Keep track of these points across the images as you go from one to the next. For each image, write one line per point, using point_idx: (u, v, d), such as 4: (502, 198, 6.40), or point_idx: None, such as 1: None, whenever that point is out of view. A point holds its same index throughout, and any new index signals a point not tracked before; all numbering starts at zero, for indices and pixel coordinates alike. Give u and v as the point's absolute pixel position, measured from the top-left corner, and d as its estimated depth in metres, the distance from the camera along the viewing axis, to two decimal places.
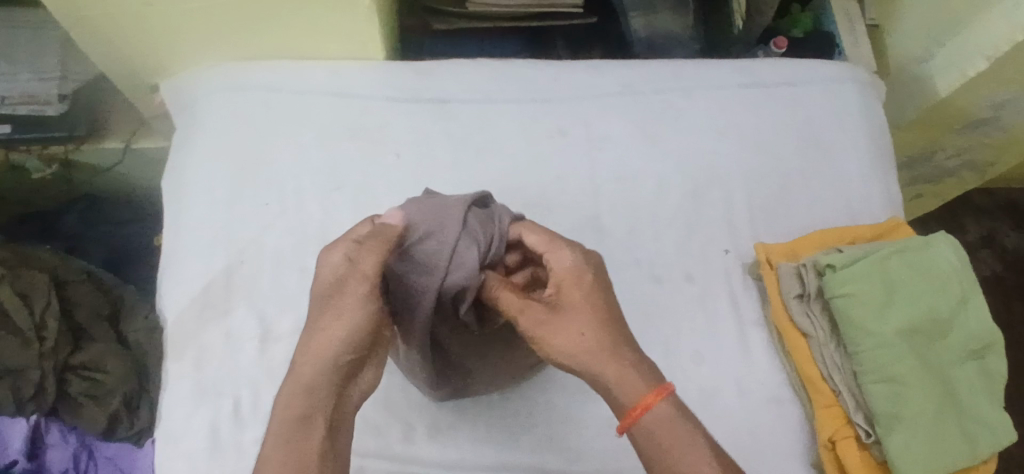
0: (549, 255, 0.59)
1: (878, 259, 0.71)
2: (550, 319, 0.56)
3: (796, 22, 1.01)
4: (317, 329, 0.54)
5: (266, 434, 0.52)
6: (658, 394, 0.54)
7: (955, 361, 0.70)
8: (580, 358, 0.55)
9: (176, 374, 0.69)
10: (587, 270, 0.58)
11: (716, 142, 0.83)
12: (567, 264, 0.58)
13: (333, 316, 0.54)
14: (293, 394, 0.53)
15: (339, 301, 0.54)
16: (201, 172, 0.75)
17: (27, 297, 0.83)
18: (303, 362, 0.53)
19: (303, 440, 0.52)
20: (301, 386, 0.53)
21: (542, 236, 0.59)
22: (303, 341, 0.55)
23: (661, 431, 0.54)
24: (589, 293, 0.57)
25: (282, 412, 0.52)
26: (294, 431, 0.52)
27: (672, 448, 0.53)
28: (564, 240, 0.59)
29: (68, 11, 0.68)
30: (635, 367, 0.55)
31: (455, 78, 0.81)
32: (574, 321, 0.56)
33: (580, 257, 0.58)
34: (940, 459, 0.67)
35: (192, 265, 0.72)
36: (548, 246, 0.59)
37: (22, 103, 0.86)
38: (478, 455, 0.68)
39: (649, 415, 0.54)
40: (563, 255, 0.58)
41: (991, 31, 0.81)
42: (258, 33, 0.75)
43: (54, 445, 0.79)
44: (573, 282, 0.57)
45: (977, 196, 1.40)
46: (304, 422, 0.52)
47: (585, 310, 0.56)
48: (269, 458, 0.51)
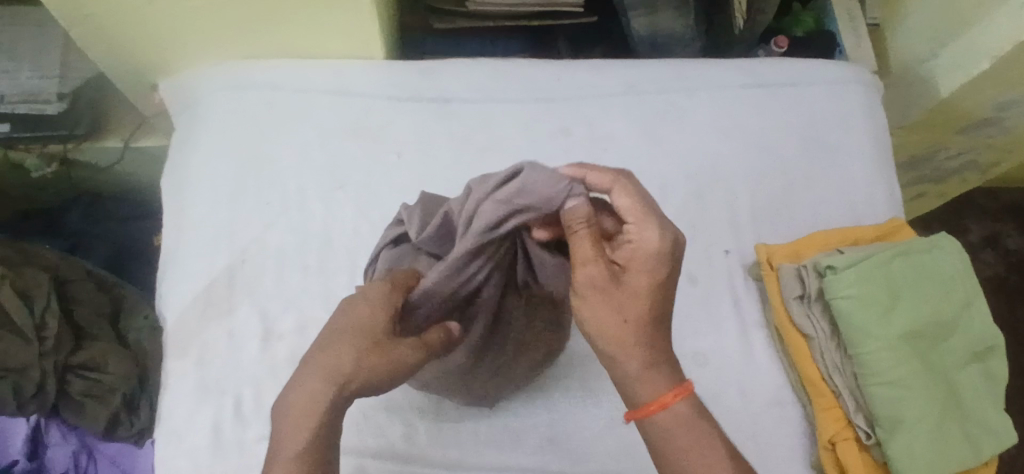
0: (636, 227, 0.53)
1: (879, 262, 0.70)
2: (610, 293, 0.52)
3: (799, 21, 1.01)
4: (362, 357, 0.53)
5: (284, 434, 0.52)
6: (676, 394, 0.53)
7: (957, 364, 0.70)
8: (616, 342, 0.53)
9: (178, 373, 0.68)
10: (667, 259, 0.53)
11: (719, 142, 0.82)
12: (652, 243, 0.52)
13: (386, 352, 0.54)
14: (322, 409, 0.52)
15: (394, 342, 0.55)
16: (202, 171, 0.75)
17: (26, 296, 0.82)
18: (341, 383, 0.53)
19: (325, 455, 0.52)
20: (339, 404, 0.53)
21: (637, 202, 0.53)
22: (344, 362, 0.53)
23: (672, 429, 0.54)
24: (654, 282, 0.53)
25: (309, 421, 0.52)
26: (316, 449, 0.52)
27: (687, 449, 0.53)
28: (658, 216, 0.53)
29: (69, 10, 0.68)
30: (659, 366, 0.54)
31: (456, 77, 0.81)
32: (625, 304, 0.53)
33: (666, 245, 0.52)
34: (942, 462, 0.67)
35: (194, 265, 0.71)
36: (640, 217, 0.53)
37: (22, 102, 0.86)
38: (479, 456, 0.68)
39: (665, 413, 0.53)
40: (649, 234, 0.52)
41: (994, 33, 0.81)
42: (259, 32, 0.74)
43: (55, 444, 0.81)
44: (646, 268, 0.53)
45: (979, 196, 1.39)
46: (328, 438, 0.53)
47: (640, 299, 0.53)
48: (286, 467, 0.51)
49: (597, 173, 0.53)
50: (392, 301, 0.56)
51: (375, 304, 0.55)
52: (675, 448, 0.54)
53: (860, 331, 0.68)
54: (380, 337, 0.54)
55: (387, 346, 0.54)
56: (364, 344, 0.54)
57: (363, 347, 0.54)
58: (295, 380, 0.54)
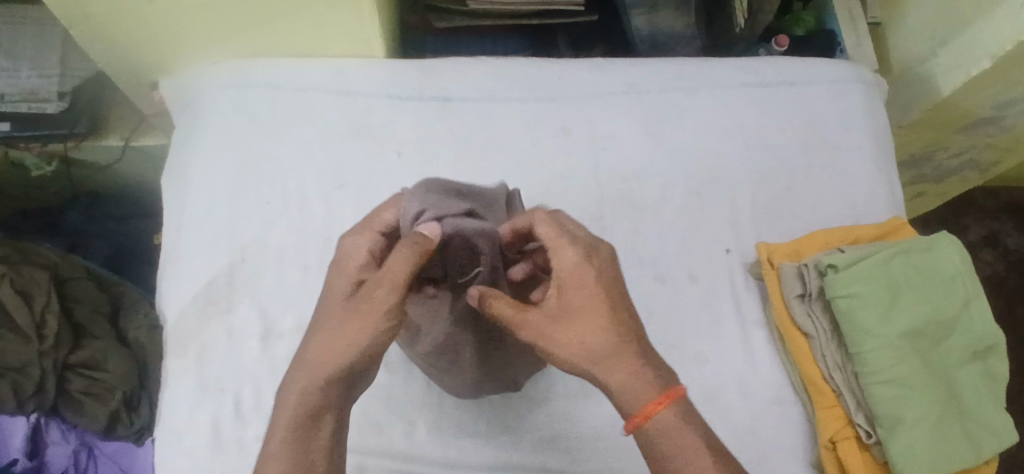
0: (552, 250, 0.57)
1: (880, 260, 0.70)
2: (552, 326, 0.56)
3: (799, 20, 1.01)
4: (332, 332, 0.54)
5: (274, 418, 0.53)
6: (659, 403, 0.54)
7: (958, 364, 0.70)
8: (575, 362, 0.55)
9: (177, 372, 0.68)
10: (589, 269, 0.56)
11: (720, 141, 0.82)
12: (570, 263, 0.56)
13: (353, 318, 0.54)
14: (306, 390, 0.53)
15: (361, 306, 0.54)
16: (203, 170, 0.75)
17: (26, 294, 0.82)
18: (315, 361, 0.54)
19: (312, 440, 0.53)
20: (316, 382, 0.53)
21: (554, 227, 0.57)
22: (322, 331, 0.54)
23: (664, 438, 0.54)
24: (591, 296, 0.56)
25: (292, 410, 0.53)
26: (302, 430, 0.53)
27: (679, 455, 0.54)
28: (570, 235, 0.57)
29: (70, 8, 0.67)
30: (637, 374, 0.55)
31: (457, 76, 0.80)
32: (574, 330, 0.55)
33: (583, 258, 0.56)
34: (942, 460, 0.67)
35: (195, 263, 0.71)
36: (555, 242, 0.57)
37: (23, 100, 0.86)
38: (479, 455, 0.68)
39: (653, 422, 0.54)
40: (565, 255, 0.56)
41: (995, 32, 0.81)
42: (260, 30, 0.74)
43: (54, 443, 0.81)
44: (576, 283, 0.56)
45: (980, 196, 1.39)
46: (314, 420, 0.53)
47: (586, 316, 0.55)
48: (276, 457, 0.52)
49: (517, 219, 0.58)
50: (358, 267, 0.56)
51: (343, 275, 0.56)
52: (667, 459, 0.54)
53: (861, 330, 0.68)
54: (343, 308, 0.54)
55: (354, 313, 0.54)
56: (334, 317, 0.54)
57: (333, 322, 0.54)
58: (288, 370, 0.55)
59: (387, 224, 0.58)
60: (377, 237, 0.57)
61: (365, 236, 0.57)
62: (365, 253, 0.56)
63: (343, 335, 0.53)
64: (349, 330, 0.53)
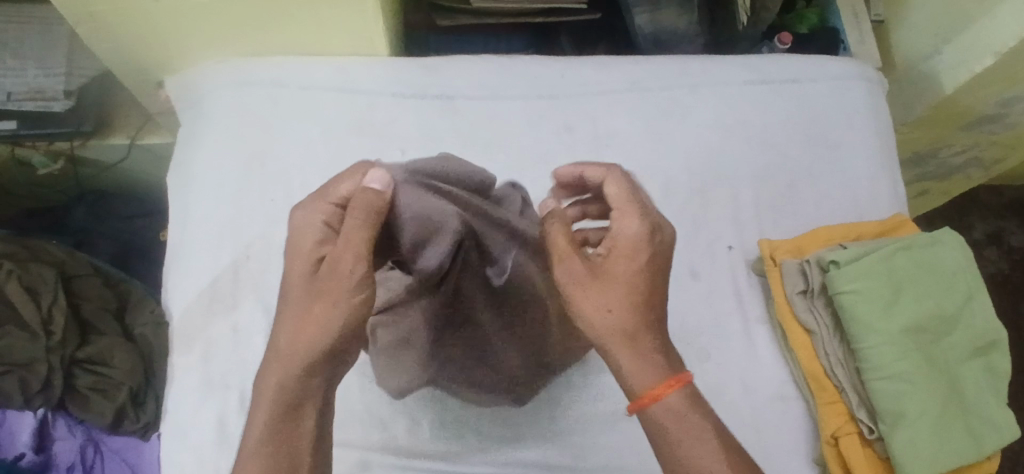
0: (620, 213, 0.58)
1: (881, 256, 0.70)
2: (590, 283, 0.57)
3: (802, 18, 1.01)
4: (297, 319, 0.56)
5: (253, 412, 0.56)
6: (669, 385, 0.55)
7: (960, 359, 0.70)
8: (600, 329, 0.56)
9: (183, 367, 0.69)
10: (646, 246, 0.57)
11: (723, 138, 0.82)
12: (630, 233, 0.57)
13: (314, 301, 0.55)
14: (280, 379, 0.55)
15: (320, 290, 0.55)
16: (207, 167, 0.75)
17: (33, 290, 0.83)
18: (286, 350, 0.56)
19: (296, 427, 0.55)
20: (292, 370, 0.55)
21: (625, 191, 0.58)
22: (291, 315, 0.56)
23: (667, 423, 0.56)
24: (635, 270, 0.57)
25: (270, 401, 0.55)
26: (282, 418, 0.55)
27: (682, 442, 0.55)
28: (641, 206, 0.58)
29: (77, 7, 0.68)
30: (651, 357, 0.56)
31: (461, 74, 0.81)
32: (608, 295, 0.56)
33: (647, 232, 0.57)
34: (945, 456, 0.67)
35: (200, 259, 0.72)
36: (622, 207, 0.58)
37: (29, 99, 0.86)
38: (482, 450, 0.68)
39: (657, 404, 0.55)
40: (630, 223, 0.57)
41: (999, 30, 0.81)
42: (264, 28, 0.75)
43: (61, 438, 0.83)
44: (628, 254, 0.57)
45: (984, 194, 1.39)
46: (294, 410, 0.55)
47: (622, 286, 0.56)
48: (257, 451, 0.55)
49: (592, 169, 0.60)
50: (312, 247, 0.56)
51: (300, 259, 0.56)
52: (670, 437, 0.56)
53: (862, 325, 0.68)
54: (306, 290, 0.56)
55: (318, 294, 0.55)
56: (298, 303, 0.56)
57: (297, 309, 0.56)
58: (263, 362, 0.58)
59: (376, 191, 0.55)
60: (337, 212, 0.57)
61: (317, 211, 0.57)
62: (322, 229, 0.57)
63: (306, 321, 0.55)
64: (313, 314, 0.55)
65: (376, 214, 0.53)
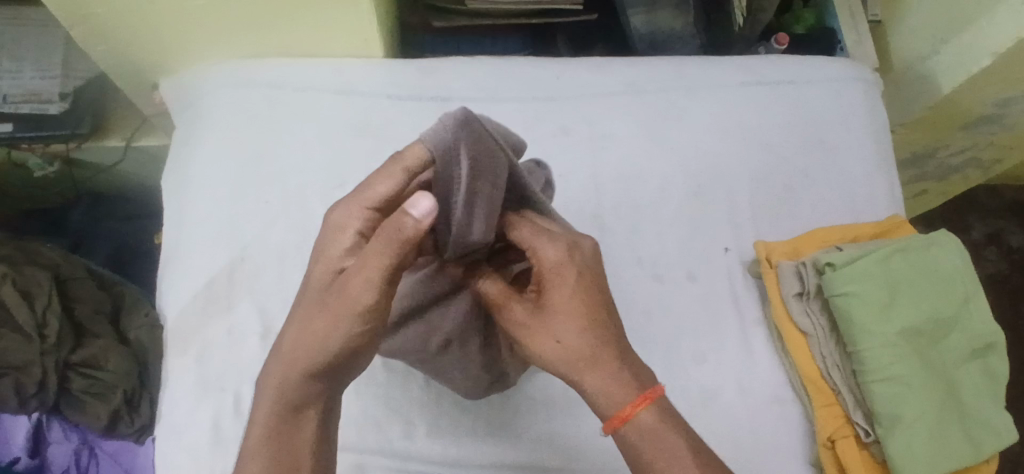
0: (532, 247, 0.55)
1: (878, 258, 0.70)
2: (533, 322, 0.55)
3: (799, 18, 1.02)
4: (306, 324, 0.52)
5: (252, 415, 0.52)
6: (638, 405, 0.53)
7: (957, 361, 0.70)
8: (560, 366, 0.54)
9: (178, 371, 0.69)
10: (570, 264, 0.55)
11: (720, 140, 0.82)
12: (552, 259, 0.55)
13: (324, 311, 0.51)
14: (281, 383, 0.52)
15: (330, 300, 0.51)
16: (203, 170, 0.75)
17: (28, 296, 0.83)
18: (290, 354, 0.52)
19: (293, 435, 0.52)
20: (295, 377, 0.52)
21: (533, 228, 0.55)
22: (303, 316, 0.52)
23: (640, 441, 0.54)
24: (571, 292, 0.55)
25: (269, 403, 0.52)
26: (282, 425, 0.51)
27: (654, 458, 0.53)
28: (549, 231, 0.55)
29: (72, 10, 0.68)
30: (619, 375, 0.54)
31: (457, 75, 0.81)
32: (552, 329, 0.54)
33: (565, 252, 0.55)
34: (942, 459, 0.67)
35: (195, 262, 0.72)
36: (535, 237, 0.55)
37: (24, 101, 0.86)
38: (477, 453, 0.68)
39: (629, 424, 0.54)
40: (549, 250, 0.55)
41: (995, 30, 0.80)
42: (261, 30, 0.74)
43: (56, 442, 0.83)
44: (555, 280, 0.55)
45: (983, 194, 1.39)
46: (294, 414, 0.52)
47: (565, 314, 0.54)
48: (254, 453, 0.51)
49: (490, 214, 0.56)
50: (340, 252, 0.52)
51: (324, 264, 0.53)
52: (644, 461, 0.54)
53: (859, 328, 0.68)
54: (321, 293, 0.52)
55: (326, 306, 0.51)
56: (311, 307, 0.52)
57: (307, 313, 0.52)
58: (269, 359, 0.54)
59: (420, 160, 0.50)
60: (373, 215, 0.53)
61: (353, 211, 0.53)
62: (355, 233, 0.53)
63: (312, 328, 0.51)
64: (318, 324, 0.51)
65: (400, 243, 0.48)
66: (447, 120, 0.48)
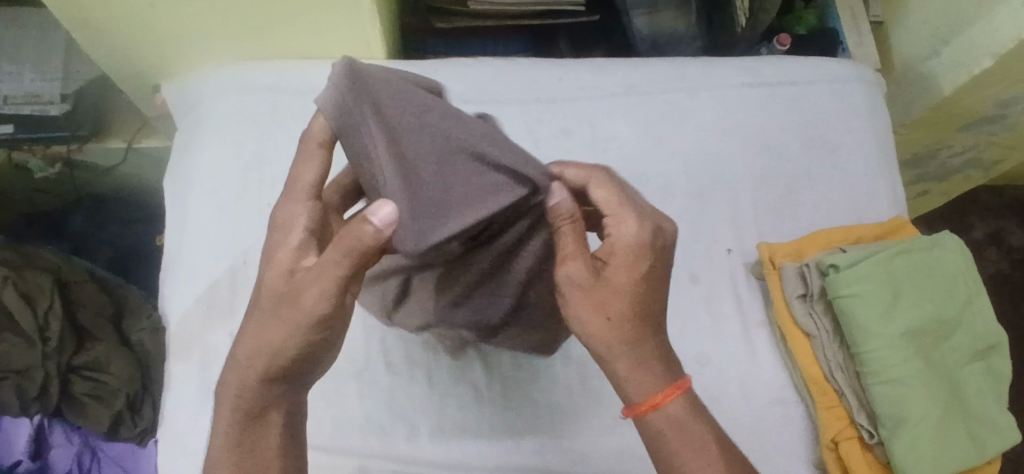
0: (614, 219, 0.55)
1: (881, 260, 0.70)
2: (593, 288, 0.53)
3: (801, 19, 1.01)
4: (259, 330, 0.51)
5: (217, 413, 0.54)
6: (669, 394, 0.54)
7: (961, 362, 0.70)
8: (602, 340, 0.53)
9: (180, 374, 0.69)
10: (648, 250, 0.54)
11: (722, 142, 0.82)
12: (630, 236, 0.54)
13: (276, 317, 0.50)
14: (239, 389, 0.52)
15: (287, 305, 0.50)
16: (204, 172, 0.75)
17: (29, 297, 0.83)
18: (246, 360, 0.52)
19: (257, 437, 0.53)
20: (252, 381, 0.52)
21: (614, 195, 0.55)
22: (254, 326, 0.51)
23: (666, 432, 0.54)
24: (637, 275, 0.53)
25: (232, 405, 0.53)
26: (246, 427, 0.53)
27: (680, 450, 0.54)
28: (636, 209, 0.55)
29: (72, 12, 0.67)
30: (652, 366, 0.54)
31: (458, 77, 0.80)
32: (607, 301, 0.53)
33: (647, 236, 0.54)
34: (945, 460, 0.67)
35: (197, 265, 0.72)
36: (614, 211, 0.55)
37: (26, 103, 0.86)
38: (481, 456, 0.68)
39: (657, 413, 0.54)
40: (629, 226, 0.54)
41: (997, 31, 0.80)
42: (262, 32, 0.74)
43: (58, 446, 0.80)
44: (627, 260, 0.53)
45: (984, 194, 1.39)
46: (257, 418, 0.53)
47: (623, 295, 0.53)
48: (222, 455, 0.53)
49: (574, 170, 0.56)
50: (289, 252, 0.51)
51: (275, 264, 0.51)
52: (670, 451, 0.54)
53: (863, 330, 0.68)
54: (274, 299, 0.51)
55: (276, 316, 0.50)
56: (264, 315, 0.51)
57: (259, 320, 0.51)
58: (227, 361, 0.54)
59: (324, 132, 0.52)
60: (313, 204, 0.52)
61: (298, 204, 0.52)
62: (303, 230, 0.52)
63: (264, 335, 0.51)
64: (268, 334, 0.50)
65: (352, 253, 0.47)
66: (338, 83, 0.49)
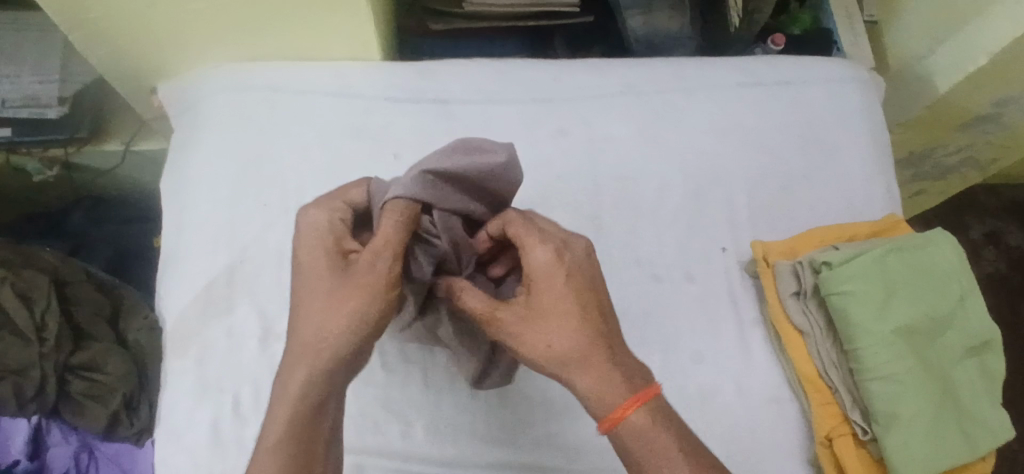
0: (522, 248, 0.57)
1: (875, 257, 0.70)
2: (525, 325, 0.55)
3: (796, 19, 1.02)
4: (318, 316, 0.54)
5: (271, 408, 0.53)
6: (636, 400, 0.54)
7: (954, 360, 0.71)
8: (547, 366, 0.55)
9: (177, 372, 0.69)
10: (558, 270, 0.56)
11: (717, 141, 0.82)
12: (539, 260, 0.56)
13: (333, 303, 0.53)
14: (308, 375, 0.53)
15: (348, 287, 0.53)
16: (200, 173, 0.75)
17: (26, 297, 0.83)
18: (306, 347, 0.54)
19: (316, 425, 0.53)
20: (319, 372, 0.53)
21: (524, 227, 0.58)
22: (311, 307, 0.54)
23: (634, 442, 0.54)
24: (562, 297, 0.56)
25: (295, 399, 0.53)
26: (304, 415, 0.53)
27: (650, 456, 0.54)
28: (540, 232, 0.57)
29: (70, 14, 0.68)
30: (613, 376, 0.55)
31: (454, 78, 0.81)
32: (545, 330, 0.55)
33: (554, 254, 0.56)
34: (937, 456, 0.67)
35: (194, 264, 0.72)
36: (525, 239, 0.57)
37: (23, 106, 0.87)
38: (476, 454, 0.68)
39: (623, 426, 0.54)
40: (535, 250, 0.56)
41: (991, 29, 0.81)
42: (257, 34, 0.75)
43: (56, 445, 0.82)
44: (545, 282, 0.56)
45: (981, 194, 1.39)
46: (319, 407, 0.53)
47: (561, 315, 0.55)
48: (272, 451, 0.52)
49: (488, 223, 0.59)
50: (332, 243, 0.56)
51: (317, 242, 0.56)
52: (641, 461, 0.54)
53: (856, 327, 0.68)
54: (333, 282, 0.54)
55: (341, 294, 0.53)
56: (321, 300, 0.54)
57: (319, 301, 0.54)
58: (285, 355, 0.55)
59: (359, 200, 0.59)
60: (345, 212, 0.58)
61: (329, 211, 0.58)
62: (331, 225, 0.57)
63: (331, 319, 0.53)
64: (333, 316, 0.53)
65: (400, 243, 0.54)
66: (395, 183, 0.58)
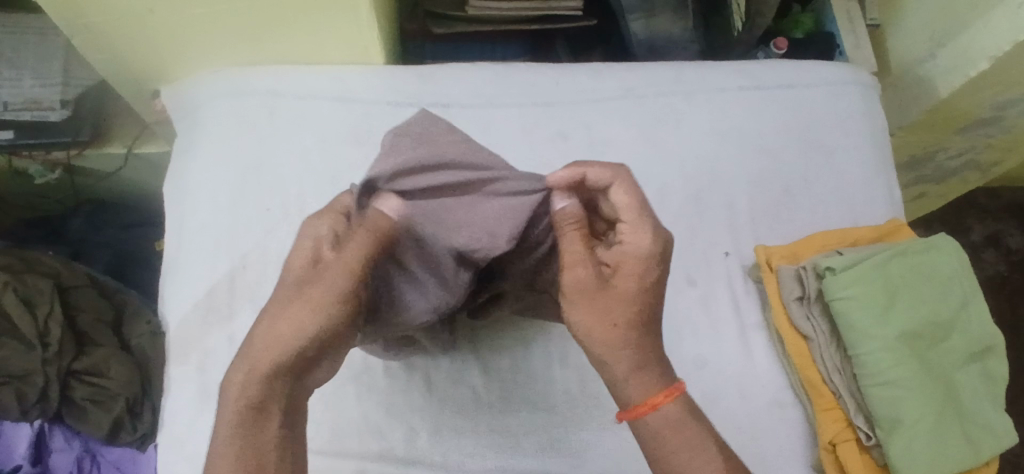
0: (629, 228, 0.56)
1: (879, 262, 0.70)
2: (595, 295, 0.55)
3: (797, 22, 1.02)
4: (276, 327, 0.52)
5: (220, 412, 0.53)
6: (668, 395, 0.56)
7: (957, 365, 0.71)
8: (602, 343, 0.56)
9: (179, 377, 0.69)
10: (656, 261, 0.56)
11: (718, 145, 0.82)
12: (643, 246, 0.55)
13: (291, 314, 0.52)
14: (246, 382, 0.52)
15: (302, 297, 0.52)
16: (202, 177, 0.75)
17: (29, 302, 0.83)
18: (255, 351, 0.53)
19: (259, 434, 0.53)
20: (264, 382, 0.52)
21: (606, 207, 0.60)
22: (267, 314, 0.54)
23: (662, 432, 0.56)
24: (641, 287, 0.56)
25: (234, 401, 0.53)
26: (248, 425, 0.52)
27: (677, 451, 0.56)
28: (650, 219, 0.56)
29: (70, 19, 0.68)
30: (650, 369, 0.56)
31: (456, 82, 0.81)
32: (613, 307, 0.55)
33: (658, 248, 0.56)
34: (941, 461, 0.67)
35: (196, 270, 0.72)
36: (632, 220, 0.56)
37: (26, 109, 0.86)
38: (479, 459, 0.68)
39: (654, 414, 0.56)
40: (641, 237, 0.56)
41: (992, 33, 0.81)
42: (258, 39, 0.75)
43: (58, 450, 0.83)
44: (635, 269, 0.56)
45: (982, 196, 1.39)
46: (259, 415, 0.53)
47: (629, 300, 0.55)
48: (224, 449, 0.53)
49: (597, 170, 0.55)
50: (314, 247, 0.54)
51: (299, 252, 0.55)
52: (665, 451, 0.56)
53: (859, 332, 0.68)
54: (293, 291, 0.53)
55: (300, 299, 0.53)
56: (280, 307, 0.53)
57: (277, 307, 0.53)
58: (236, 355, 0.54)
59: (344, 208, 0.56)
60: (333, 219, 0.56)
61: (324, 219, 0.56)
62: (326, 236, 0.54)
63: (281, 325, 0.52)
64: (282, 326, 0.52)
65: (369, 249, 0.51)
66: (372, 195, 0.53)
